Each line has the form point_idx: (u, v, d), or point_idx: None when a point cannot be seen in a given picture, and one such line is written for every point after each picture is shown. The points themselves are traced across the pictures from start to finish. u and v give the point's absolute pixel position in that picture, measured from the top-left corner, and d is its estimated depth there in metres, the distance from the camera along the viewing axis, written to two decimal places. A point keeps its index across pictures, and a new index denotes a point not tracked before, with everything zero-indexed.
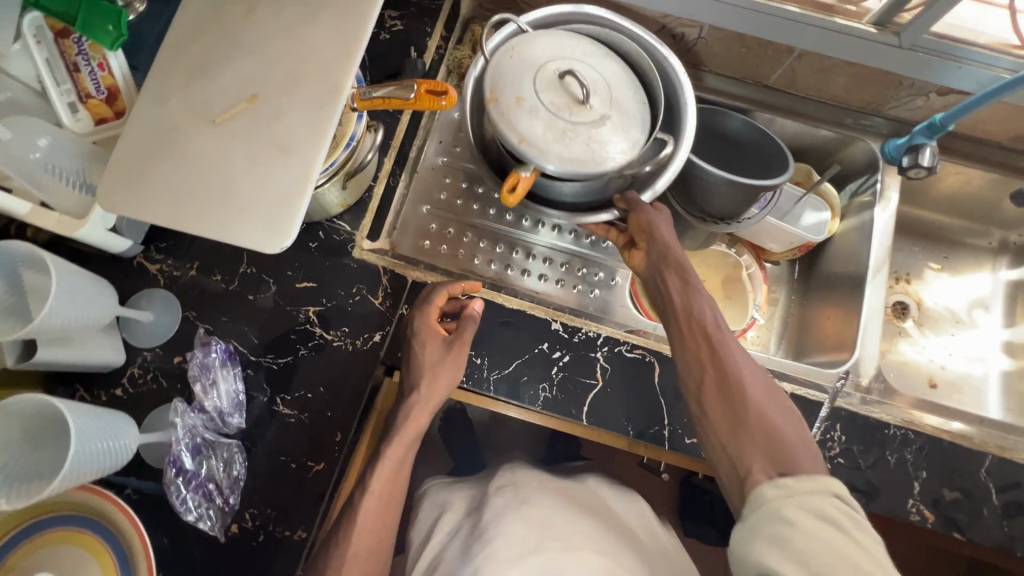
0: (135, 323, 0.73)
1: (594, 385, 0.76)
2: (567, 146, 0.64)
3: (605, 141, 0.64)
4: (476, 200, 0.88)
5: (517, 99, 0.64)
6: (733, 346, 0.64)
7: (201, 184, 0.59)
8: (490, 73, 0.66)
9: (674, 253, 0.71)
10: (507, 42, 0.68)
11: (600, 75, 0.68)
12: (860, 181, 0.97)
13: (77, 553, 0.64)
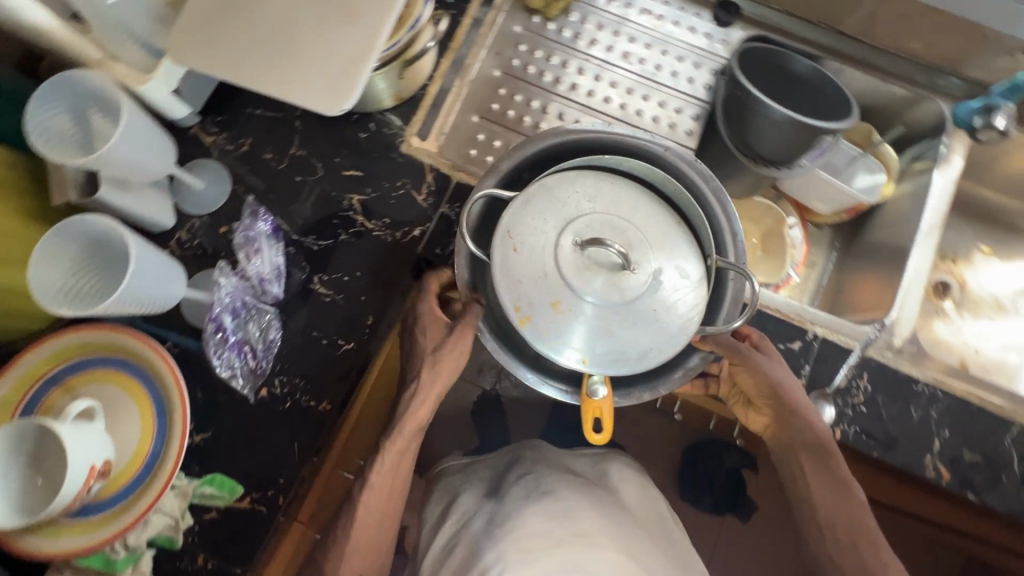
0: (186, 190, 0.75)
1: None
2: (637, 339, 0.57)
3: (669, 306, 0.58)
4: (527, 114, 0.87)
5: (550, 301, 0.57)
6: (857, 524, 0.66)
7: (271, 41, 0.60)
8: (507, 287, 0.57)
9: (810, 433, 0.68)
10: (506, 220, 0.59)
11: (625, 225, 0.60)
12: (922, 146, 0.93)
13: (117, 393, 0.68)
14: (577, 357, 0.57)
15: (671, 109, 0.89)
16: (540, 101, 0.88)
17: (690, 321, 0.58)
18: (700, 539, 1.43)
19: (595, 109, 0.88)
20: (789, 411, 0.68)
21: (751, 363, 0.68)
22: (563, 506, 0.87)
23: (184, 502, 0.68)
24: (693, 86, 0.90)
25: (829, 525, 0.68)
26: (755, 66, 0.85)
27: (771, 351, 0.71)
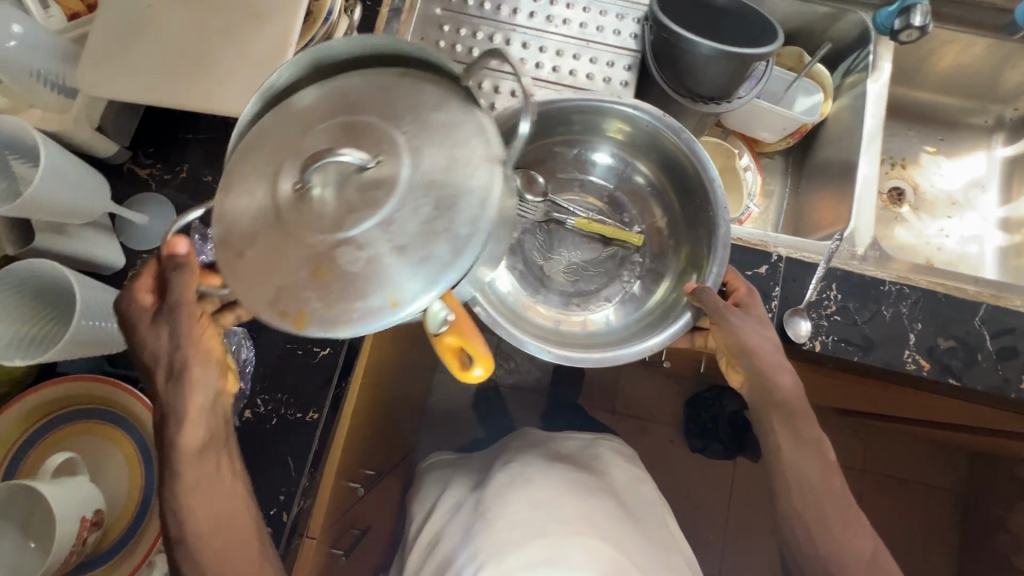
0: (131, 227, 0.73)
1: (573, 256, 0.84)
2: (433, 239, 0.41)
3: (456, 176, 0.42)
4: None
5: (311, 272, 0.42)
6: (827, 486, 0.64)
7: (181, 58, 0.59)
8: (244, 297, 0.43)
9: (777, 392, 0.65)
10: (207, 237, 0.45)
11: (334, 124, 0.44)
12: (852, 58, 0.95)
13: (100, 443, 0.67)
14: (391, 302, 0.41)
15: (602, 64, 0.89)
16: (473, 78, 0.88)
17: (463, 178, 0.42)
18: (715, 484, 1.46)
19: (529, 77, 0.88)
20: (758, 374, 0.66)
21: (729, 327, 0.66)
22: (543, 496, 0.86)
23: None
24: (620, 38, 0.90)
25: (806, 485, 0.64)
26: (676, 6, 0.86)
27: (757, 310, 0.69)
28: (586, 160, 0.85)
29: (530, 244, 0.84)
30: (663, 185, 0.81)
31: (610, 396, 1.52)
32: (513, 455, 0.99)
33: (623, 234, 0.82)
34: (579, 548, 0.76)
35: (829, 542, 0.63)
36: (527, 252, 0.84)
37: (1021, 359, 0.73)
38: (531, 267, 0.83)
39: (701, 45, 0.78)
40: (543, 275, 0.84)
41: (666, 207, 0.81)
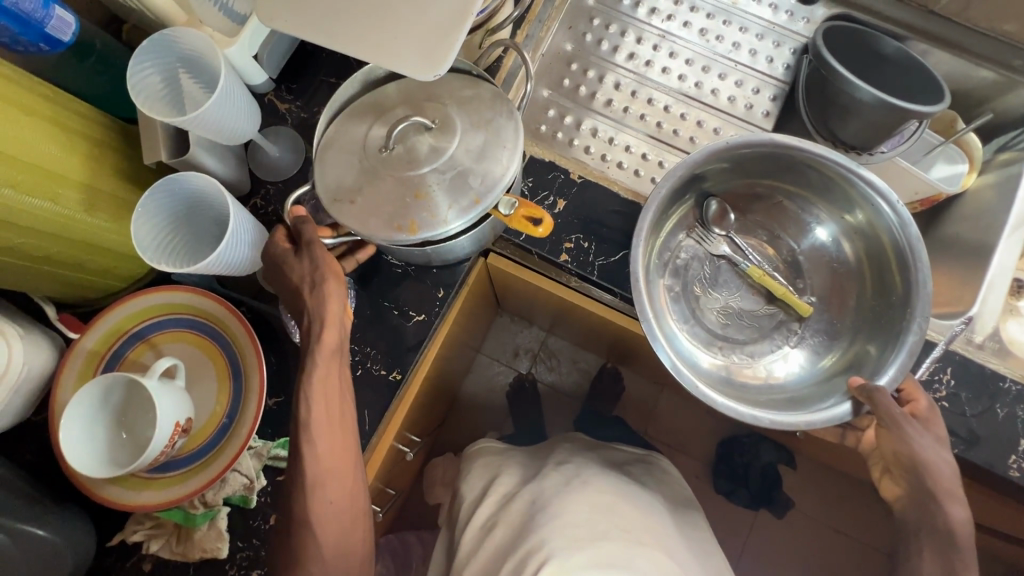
0: (261, 156, 0.75)
1: (734, 301, 0.79)
2: (492, 153, 0.57)
3: (488, 122, 0.59)
4: (599, 89, 0.85)
5: (412, 197, 0.56)
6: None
7: (360, 4, 0.60)
8: (359, 224, 0.56)
9: (943, 521, 0.61)
10: (325, 191, 0.59)
11: (395, 113, 0.61)
12: (1011, 135, 0.89)
13: (195, 353, 0.69)
14: (472, 198, 0.56)
15: (747, 89, 0.86)
16: (611, 76, 0.86)
17: (499, 129, 0.58)
18: (739, 531, 1.41)
19: (668, 88, 0.86)
20: (930, 497, 0.62)
21: (906, 437, 0.62)
22: (602, 500, 0.88)
23: (258, 463, 0.69)
24: (771, 66, 0.87)
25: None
26: (840, 45, 0.82)
27: (936, 428, 0.64)
28: (785, 211, 0.81)
29: (695, 271, 0.80)
30: (866, 270, 0.76)
31: (649, 418, 1.49)
32: (559, 458, 1.00)
33: (793, 298, 0.77)
34: (648, 563, 0.79)
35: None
36: (690, 280, 0.80)
37: None
38: (690, 294, 0.79)
39: (867, 90, 0.74)
40: (698, 307, 0.79)
41: (857, 292, 0.77)
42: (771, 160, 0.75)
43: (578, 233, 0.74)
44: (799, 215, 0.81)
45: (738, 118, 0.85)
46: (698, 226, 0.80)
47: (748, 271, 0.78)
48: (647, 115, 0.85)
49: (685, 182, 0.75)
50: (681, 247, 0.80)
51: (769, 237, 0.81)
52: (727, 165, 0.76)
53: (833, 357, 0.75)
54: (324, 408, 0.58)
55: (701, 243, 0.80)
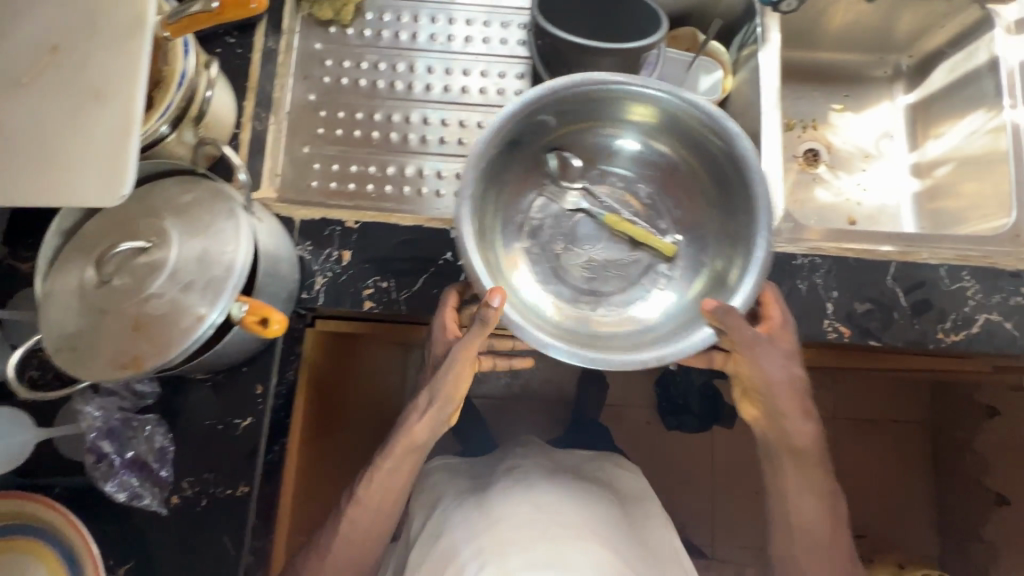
0: (18, 327, 0.69)
1: (596, 259, 0.77)
2: (213, 261, 0.55)
3: (210, 226, 0.57)
4: (356, 126, 0.84)
5: (132, 329, 0.52)
6: (805, 503, 0.72)
7: (18, 149, 0.55)
8: (87, 371, 0.52)
9: (790, 430, 0.70)
10: (49, 342, 0.54)
11: (108, 242, 0.57)
12: (743, 32, 0.95)
13: (22, 559, 0.63)
14: (195, 316, 0.52)
15: (495, 76, 0.87)
16: (364, 109, 0.85)
17: (218, 231, 0.56)
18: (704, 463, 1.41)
19: (421, 101, 0.86)
20: (779, 411, 0.69)
21: (755, 358, 0.65)
22: (546, 499, 0.88)
23: None
24: (509, 47, 0.89)
25: (789, 495, 0.73)
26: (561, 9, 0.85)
27: (787, 342, 0.69)
28: (632, 153, 0.78)
29: (550, 229, 0.77)
30: (714, 192, 0.74)
31: None
32: (508, 464, 0.98)
33: (654, 239, 0.75)
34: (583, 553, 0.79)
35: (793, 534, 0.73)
36: (551, 241, 0.77)
37: (936, 310, 0.75)
38: (552, 254, 0.76)
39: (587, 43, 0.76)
40: (560, 268, 0.76)
41: (715, 218, 0.74)
42: (609, 108, 0.72)
43: (374, 276, 0.73)
44: (644, 154, 0.77)
45: (496, 105, 0.86)
46: (541, 183, 0.78)
47: (603, 219, 0.76)
48: (411, 134, 0.85)
49: (514, 144, 0.72)
50: (532, 208, 0.78)
51: (624, 183, 0.79)
52: (571, 113, 0.72)
53: (698, 285, 0.74)
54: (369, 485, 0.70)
55: (547, 199, 0.78)
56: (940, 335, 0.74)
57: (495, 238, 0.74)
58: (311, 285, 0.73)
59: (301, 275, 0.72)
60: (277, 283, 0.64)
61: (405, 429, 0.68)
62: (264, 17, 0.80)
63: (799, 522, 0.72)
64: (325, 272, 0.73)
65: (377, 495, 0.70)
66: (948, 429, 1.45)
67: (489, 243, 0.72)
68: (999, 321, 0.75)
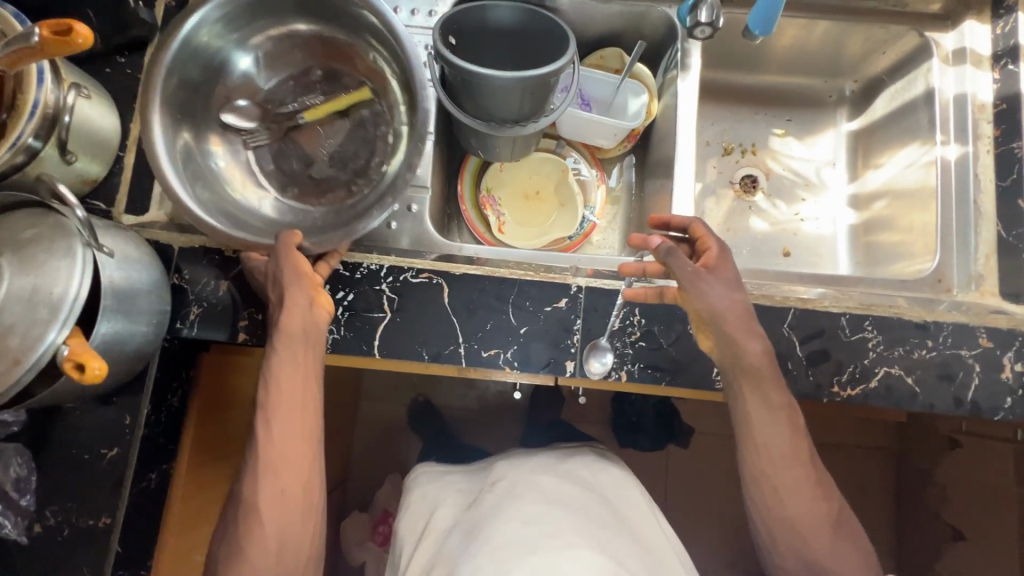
0: None
1: (329, 150, 0.82)
2: (42, 301, 0.53)
3: (47, 264, 0.55)
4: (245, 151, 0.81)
5: None
6: (791, 475, 0.67)
7: None
8: None
9: (746, 358, 0.65)
10: None
11: None
12: (667, 56, 0.91)
13: None
14: (13, 360, 0.51)
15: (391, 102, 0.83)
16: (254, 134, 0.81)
17: (53, 269, 0.55)
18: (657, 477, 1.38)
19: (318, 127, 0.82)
20: (729, 336, 0.65)
21: (699, 284, 0.65)
22: (534, 510, 0.85)
23: None
24: None
25: (776, 469, 0.67)
26: (473, 31, 0.83)
27: (724, 270, 0.69)
28: (358, 67, 0.83)
29: (282, 162, 0.82)
30: (402, 89, 0.81)
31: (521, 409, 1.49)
32: (495, 471, 0.96)
33: (353, 100, 0.82)
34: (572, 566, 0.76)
35: (791, 516, 0.66)
36: (293, 167, 0.82)
37: (833, 362, 0.72)
38: (276, 167, 0.81)
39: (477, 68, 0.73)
40: (294, 177, 0.82)
41: (396, 83, 0.81)
42: (325, 8, 0.77)
43: (251, 307, 0.72)
44: (365, 73, 0.83)
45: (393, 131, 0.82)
46: (247, 95, 0.80)
47: (306, 119, 0.81)
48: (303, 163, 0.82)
49: (188, 54, 0.73)
50: (253, 146, 0.81)
51: (324, 96, 0.82)
52: (225, 23, 0.75)
53: (399, 149, 0.81)
54: (280, 408, 0.64)
55: (249, 143, 0.81)
56: (835, 388, 0.71)
57: (198, 135, 0.77)
58: (187, 314, 0.72)
59: (174, 305, 0.71)
60: (134, 317, 0.63)
61: (279, 326, 0.64)
62: (155, 36, 0.78)
63: (802, 495, 0.67)
64: (201, 302, 0.72)
65: (293, 419, 0.65)
66: (911, 461, 1.42)
67: (189, 151, 0.75)
68: (900, 375, 0.71)
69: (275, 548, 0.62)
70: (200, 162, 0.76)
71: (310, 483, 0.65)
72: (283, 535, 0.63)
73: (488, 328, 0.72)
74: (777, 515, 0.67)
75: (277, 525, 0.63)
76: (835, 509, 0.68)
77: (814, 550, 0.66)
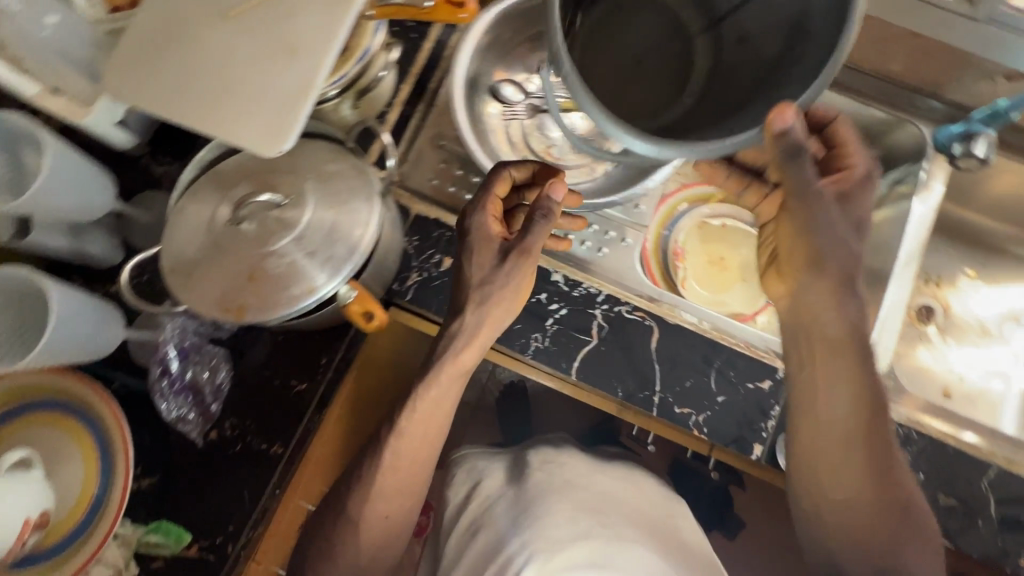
0: (134, 224, 0.72)
1: (568, 137, 0.83)
2: (339, 239, 0.56)
3: (347, 204, 0.57)
4: (492, 124, 0.82)
5: (247, 278, 0.55)
6: (846, 492, 0.62)
7: (205, 81, 0.58)
8: (194, 303, 0.55)
9: (818, 334, 0.64)
10: (166, 259, 0.57)
11: (239, 188, 0.58)
12: (903, 169, 0.88)
13: (61, 442, 0.66)
14: (306, 288, 0.54)
15: None
16: (505, 108, 0.82)
17: (353, 210, 0.57)
18: None
19: (565, 119, 0.84)
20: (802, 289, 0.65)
21: (813, 206, 0.60)
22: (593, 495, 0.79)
23: (128, 550, 0.65)
24: None
25: (822, 429, 0.63)
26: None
27: (854, 197, 0.64)
28: None
29: (527, 133, 0.83)
30: None
31: None
32: (537, 455, 0.85)
33: None
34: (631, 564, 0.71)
35: (827, 481, 0.63)
36: (537, 140, 0.83)
37: None
38: (523, 138, 0.83)
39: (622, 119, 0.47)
40: (534, 151, 0.83)
41: None
42: None
43: None
44: None
45: None
46: (528, 70, 0.84)
47: (561, 106, 0.82)
48: (540, 148, 0.83)
49: (526, 11, 0.79)
50: (511, 115, 0.83)
51: None
52: None
53: None
54: (414, 422, 0.63)
55: (507, 116, 0.82)
56: None
57: (482, 80, 0.81)
58: (404, 278, 0.73)
59: (399, 266, 0.73)
60: (382, 270, 0.65)
61: (443, 363, 0.62)
62: None
63: (853, 473, 0.62)
64: (421, 271, 0.74)
65: (416, 440, 0.64)
66: None
67: (472, 81, 0.80)
68: None
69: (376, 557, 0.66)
70: (475, 111, 0.80)
71: (404, 514, 0.67)
72: (379, 545, 0.66)
73: (687, 386, 0.71)
74: (815, 487, 0.64)
75: (378, 542, 0.65)
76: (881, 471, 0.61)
77: (833, 491, 0.63)
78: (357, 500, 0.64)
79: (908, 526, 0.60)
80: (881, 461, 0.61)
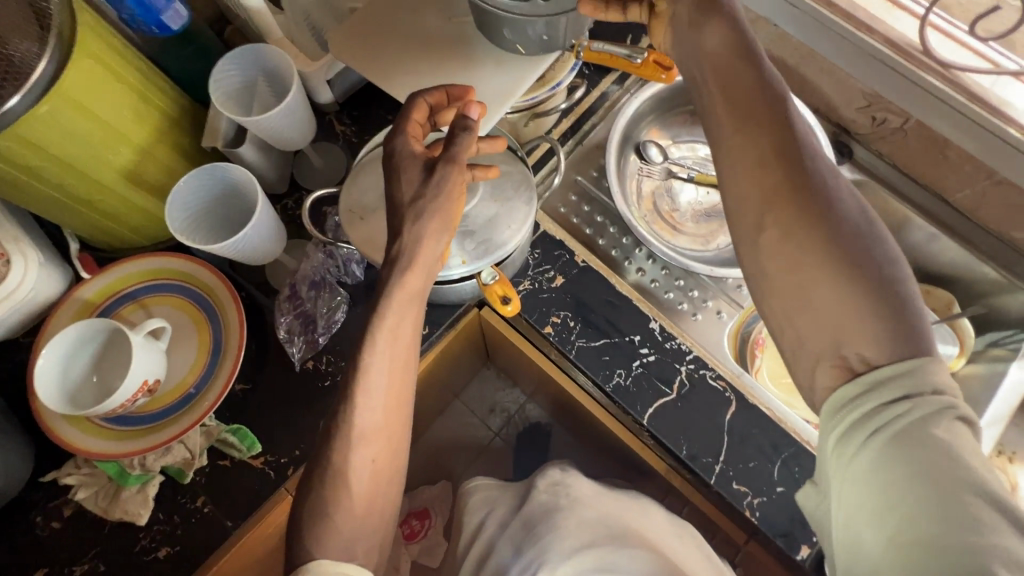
0: (306, 165, 0.82)
1: (692, 207, 0.90)
2: (496, 227, 0.64)
3: (510, 201, 0.65)
4: (629, 176, 0.90)
5: None
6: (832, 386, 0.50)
7: (425, 68, 0.71)
8: (359, 242, 0.63)
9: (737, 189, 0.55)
10: (345, 200, 0.65)
11: None
12: (1003, 332, 0.86)
13: (182, 324, 0.73)
14: (457, 258, 0.63)
15: None
16: (644, 166, 0.90)
17: (513, 208, 0.65)
18: None
19: (694, 190, 0.90)
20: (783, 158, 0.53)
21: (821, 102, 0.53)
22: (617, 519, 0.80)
23: (205, 441, 0.70)
24: None
25: (799, 311, 0.51)
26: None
27: None
28: None
29: (655, 192, 0.90)
30: None
31: None
32: (546, 476, 0.84)
33: None
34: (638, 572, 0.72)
35: (796, 271, 0.51)
36: (664, 201, 0.90)
37: None
38: (651, 196, 0.90)
39: None
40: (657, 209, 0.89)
41: None
42: None
43: (567, 312, 0.78)
44: None
45: None
46: (673, 139, 0.92)
47: (694, 177, 0.89)
48: (664, 209, 0.90)
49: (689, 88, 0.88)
50: (647, 173, 0.90)
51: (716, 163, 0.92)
52: None
53: None
54: (387, 360, 0.57)
55: (642, 171, 0.90)
56: None
57: (631, 136, 0.89)
58: (516, 283, 0.80)
59: (516, 271, 0.79)
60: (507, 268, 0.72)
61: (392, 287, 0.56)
62: None
63: (775, 246, 0.52)
64: (532, 281, 0.80)
65: (385, 377, 0.57)
66: None
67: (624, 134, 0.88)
68: None
69: (364, 518, 0.56)
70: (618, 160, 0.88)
71: (391, 466, 0.59)
72: (370, 505, 0.56)
73: (749, 466, 0.72)
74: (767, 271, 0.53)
75: (368, 499, 0.56)
76: (840, 233, 0.50)
77: (829, 319, 0.50)
78: (345, 451, 0.55)
79: (887, 301, 0.48)
80: (835, 237, 0.50)
